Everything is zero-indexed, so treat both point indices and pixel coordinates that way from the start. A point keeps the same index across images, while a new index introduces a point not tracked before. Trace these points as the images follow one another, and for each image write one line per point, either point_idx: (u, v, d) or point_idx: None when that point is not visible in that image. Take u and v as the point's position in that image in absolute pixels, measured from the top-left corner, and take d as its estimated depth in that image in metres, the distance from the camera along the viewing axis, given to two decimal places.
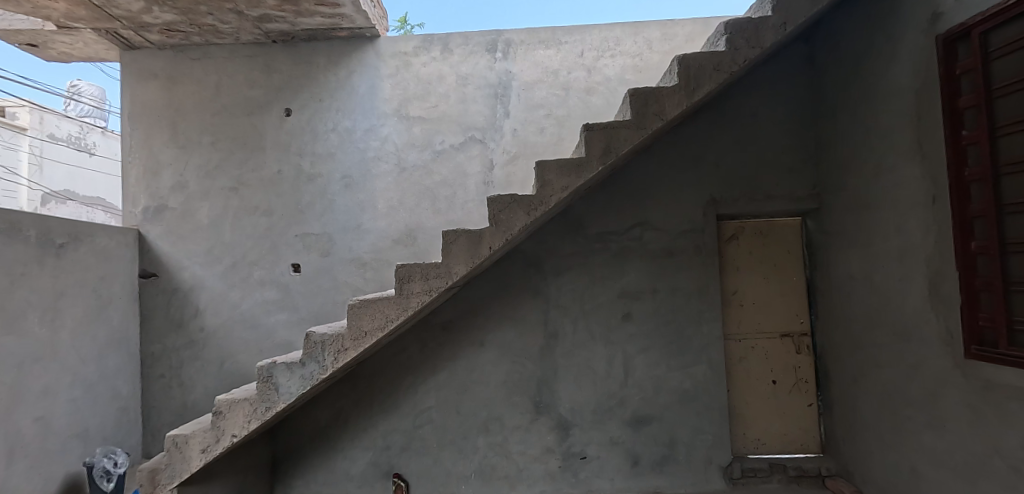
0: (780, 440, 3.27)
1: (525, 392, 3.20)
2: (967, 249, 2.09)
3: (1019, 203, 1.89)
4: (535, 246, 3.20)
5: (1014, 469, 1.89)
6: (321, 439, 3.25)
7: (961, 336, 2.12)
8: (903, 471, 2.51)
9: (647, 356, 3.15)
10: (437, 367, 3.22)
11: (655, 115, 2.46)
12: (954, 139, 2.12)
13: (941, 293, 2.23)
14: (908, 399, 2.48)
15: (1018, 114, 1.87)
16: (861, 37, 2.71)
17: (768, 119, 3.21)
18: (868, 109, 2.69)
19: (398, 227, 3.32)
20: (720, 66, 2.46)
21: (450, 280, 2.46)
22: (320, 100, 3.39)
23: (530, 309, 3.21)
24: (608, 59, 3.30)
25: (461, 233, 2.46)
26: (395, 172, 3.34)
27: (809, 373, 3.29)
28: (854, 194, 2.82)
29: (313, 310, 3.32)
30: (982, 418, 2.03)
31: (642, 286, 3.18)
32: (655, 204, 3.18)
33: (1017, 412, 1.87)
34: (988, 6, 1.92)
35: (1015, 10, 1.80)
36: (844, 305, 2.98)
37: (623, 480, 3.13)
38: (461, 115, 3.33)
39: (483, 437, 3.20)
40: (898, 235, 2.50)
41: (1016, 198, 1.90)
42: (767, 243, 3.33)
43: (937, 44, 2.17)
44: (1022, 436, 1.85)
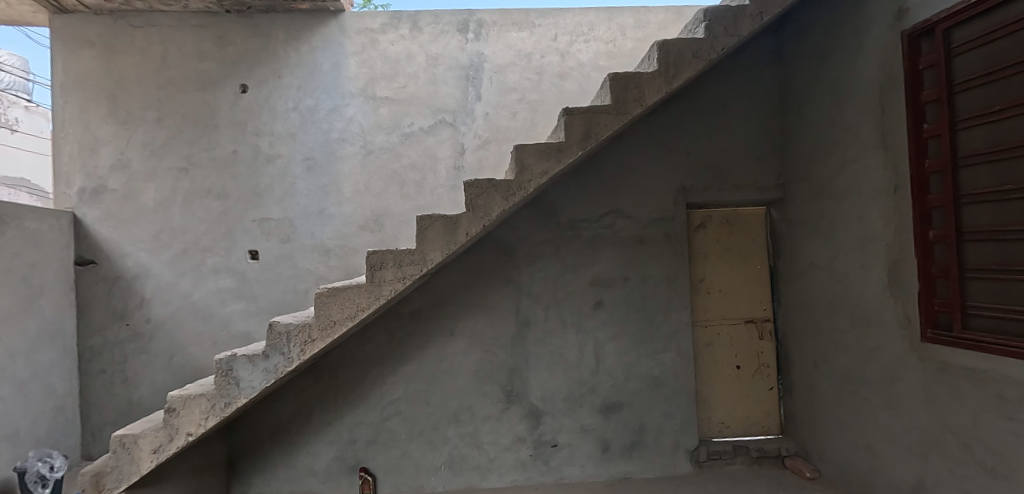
0: (742, 423, 3.37)
1: (496, 381, 3.15)
2: (925, 238, 2.29)
3: (975, 193, 2.10)
4: (508, 234, 3.14)
5: (967, 445, 2.11)
6: (282, 434, 3.10)
7: (918, 320, 2.33)
8: (859, 449, 2.71)
9: (617, 343, 3.16)
10: (406, 357, 3.14)
11: (635, 101, 2.59)
12: (916, 132, 2.31)
13: (900, 278, 2.43)
14: (866, 380, 2.66)
15: (979, 108, 2.06)
16: (831, 29, 2.80)
17: (738, 109, 3.25)
18: (835, 101, 2.81)
19: (364, 213, 3.18)
20: (698, 53, 2.60)
21: (423, 267, 2.55)
22: (279, 77, 3.18)
23: (502, 298, 3.16)
24: (582, 44, 3.26)
25: (436, 219, 2.55)
26: (361, 155, 3.19)
27: (770, 358, 3.40)
28: (820, 184, 2.94)
29: (273, 300, 3.15)
30: (938, 398, 2.24)
31: (613, 274, 3.17)
32: (628, 192, 3.17)
33: (971, 392, 2.08)
34: (952, 4, 2.10)
35: (983, 6, 1.97)
36: (806, 291, 3.10)
37: (593, 467, 3.13)
38: (430, 97, 3.21)
39: (454, 428, 3.14)
40: (860, 224, 2.66)
41: (973, 188, 2.11)
42: (733, 231, 3.40)
43: (903, 39, 2.35)
44: (974, 413, 2.07)
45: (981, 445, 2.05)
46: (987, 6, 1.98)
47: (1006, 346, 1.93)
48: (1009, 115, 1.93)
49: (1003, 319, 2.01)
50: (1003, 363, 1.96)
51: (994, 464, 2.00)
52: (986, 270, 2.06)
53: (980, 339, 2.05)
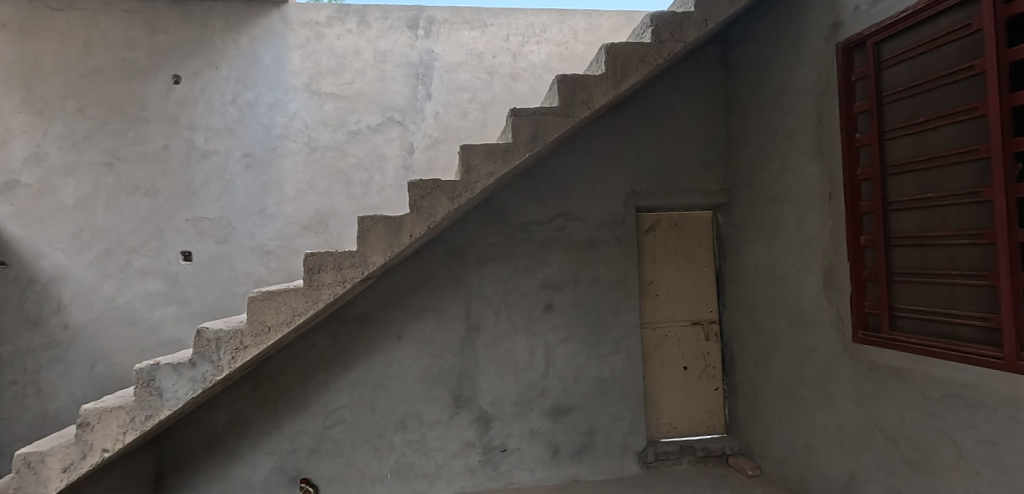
0: (689, 423, 3.42)
1: (444, 386, 3.09)
2: (857, 242, 2.38)
3: (902, 200, 2.20)
4: (457, 235, 3.09)
5: (894, 441, 2.21)
6: (216, 445, 2.93)
7: (850, 322, 2.42)
8: (797, 447, 2.80)
9: (567, 346, 3.16)
10: (351, 362, 3.04)
11: (583, 103, 2.58)
12: (849, 141, 2.40)
13: (834, 281, 2.52)
14: (803, 380, 2.75)
15: (904, 119, 2.17)
16: (772, 38, 2.89)
17: (686, 115, 3.31)
18: (776, 109, 2.90)
19: (307, 213, 3.06)
20: (645, 58, 2.62)
21: (365, 270, 2.47)
22: (216, 69, 3.02)
23: (452, 300, 3.10)
24: (534, 45, 3.24)
25: (379, 220, 2.48)
26: (304, 152, 3.07)
27: (716, 359, 3.48)
28: (763, 189, 3.02)
29: (207, 304, 2.98)
30: (868, 396, 2.33)
31: (564, 277, 3.16)
32: (578, 194, 3.17)
33: (898, 389, 2.18)
34: (883, 18, 2.19)
35: (911, 21, 2.07)
36: (749, 293, 3.18)
37: (543, 471, 3.11)
38: (378, 94, 3.12)
39: (401, 434, 3.06)
40: (798, 228, 2.75)
41: (900, 196, 2.21)
42: (681, 235, 3.45)
43: (837, 51, 2.44)
44: (900, 410, 2.17)
45: (906, 441, 2.15)
46: (914, 21, 2.08)
47: (929, 346, 2.04)
48: (933, 126, 2.03)
49: (927, 321, 2.12)
50: (927, 363, 2.05)
51: (917, 459, 2.10)
52: (911, 273, 2.16)
53: (905, 340, 2.15)
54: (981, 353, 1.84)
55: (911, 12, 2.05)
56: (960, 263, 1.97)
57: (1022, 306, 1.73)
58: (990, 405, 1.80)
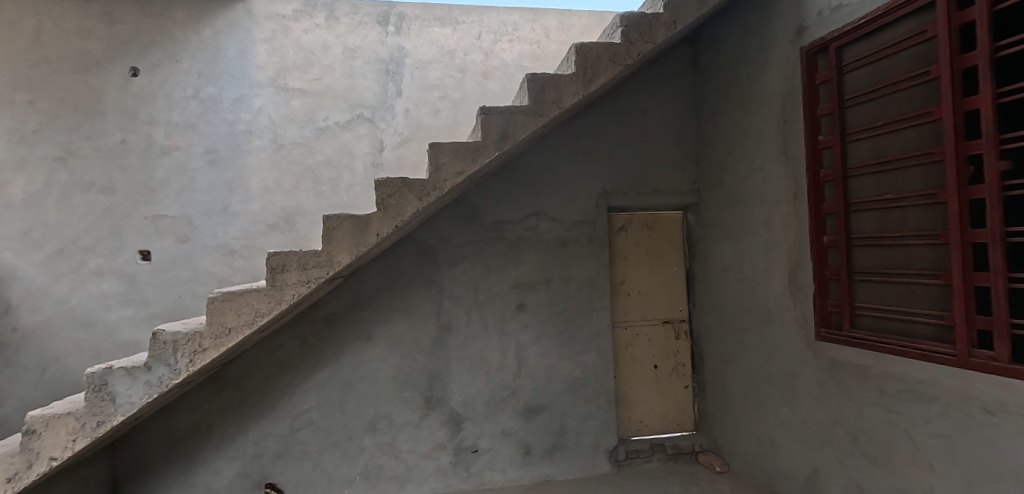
0: (660, 421, 3.46)
1: (415, 387, 3.05)
2: (820, 243, 2.44)
3: (863, 202, 2.25)
4: (428, 235, 3.05)
5: (854, 436, 2.26)
6: (177, 451, 2.84)
7: (814, 321, 2.47)
8: (763, 443, 2.85)
9: (539, 346, 3.15)
10: (319, 364, 2.97)
11: (553, 103, 2.58)
12: (813, 143, 2.45)
13: (798, 281, 2.57)
14: (769, 377, 2.80)
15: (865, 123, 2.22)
16: (740, 41, 2.93)
17: (657, 116, 3.34)
18: (743, 111, 2.94)
19: (273, 211, 2.99)
20: (615, 58, 2.63)
21: (330, 270, 2.42)
22: (177, 61, 2.92)
23: (423, 300, 3.06)
24: (506, 44, 3.22)
25: (345, 219, 2.43)
26: (270, 149, 2.99)
27: (686, 357, 3.52)
28: (731, 189, 3.07)
29: (168, 305, 2.89)
30: (830, 392, 2.38)
31: (536, 276, 3.16)
32: (550, 194, 3.17)
33: (858, 386, 2.23)
34: (845, 23, 2.24)
35: (873, 26, 2.12)
36: (718, 292, 3.23)
37: (514, 471, 3.10)
38: (347, 91, 3.06)
39: (370, 437, 3.01)
40: (765, 228, 2.80)
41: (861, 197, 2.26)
42: (652, 234, 3.48)
43: (802, 55, 2.49)
44: (859, 406, 2.23)
45: (865, 436, 2.20)
46: (874, 27, 2.13)
47: (888, 343, 2.09)
48: (892, 129, 2.08)
49: (886, 319, 2.18)
50: (885, 360, 2.10)
51: (876, 453, 2.15)
52: (871, 273, 2.22)
53: (866, 338, 2.20)
54: (936, 350, 1.90)
55: (872, 17, 2.10)
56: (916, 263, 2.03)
57: (974, 305, 1.79)
58: (943, 400, 1.86)
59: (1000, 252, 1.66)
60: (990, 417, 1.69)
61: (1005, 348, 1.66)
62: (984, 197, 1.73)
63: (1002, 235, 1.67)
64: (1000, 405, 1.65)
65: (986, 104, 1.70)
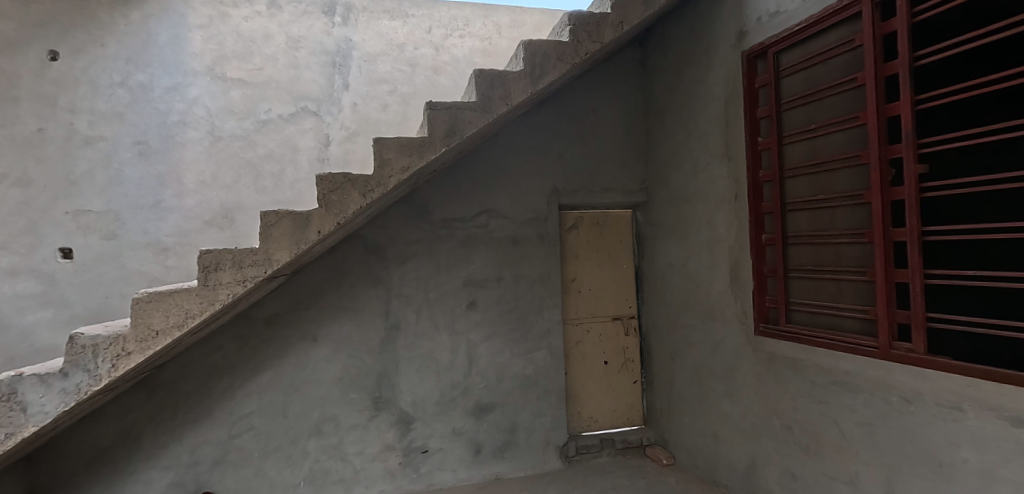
0: (610, 416, 3.51)
1: (363, 388, 2.98)
2: (759, 241, 2.52)
3: (797, 202, 2.35)
4: (376, 232, 2.99)
5: (788, 426, 2.35)
6: (102, 462, 2.67)
7: (752, 316, 2.56)
8: (706, 435, 2.94)
9: (490, 344, 3.14)
10: (260, 366, 2.86)
11: (501, 99, 2.56)
12: (753, 144, 2.53)
13: (738, 278, 2.66)
14: (712, 371, 2.88)
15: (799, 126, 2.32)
16: (685, 44, 3.01)
17: (607, 115, 3.39)
18: (689, 112, 3.02)
19: (210, 207, 2.85)
20: (563, 57, 2.64)
21: (268, 269, 2.33)
22: (102, 46, 2.74)
23: (371, 299, 3.00)
24: (457, 39, 3.19)
25: (284, 215, 2.34)
26: (207, 141, 2.85)
27: (635, 353, 3.59)
28: (677, 189, 3.14)
29: (92, 306, 2.71)
30: (767, 385, 2.47)
31: (487, 274, 3.14)
32: (500, 191, 3.15)
33: (792, 378, 2.33)
34: (782, 29, 2.33)
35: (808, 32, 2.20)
36: (665, 289, 3.31)
37: (465, 470, 3.08)
38: (291, 82, 2.95)
39: (315, 440, 2.92)
40: (708, 227, 2.88)
41: (796, 198, 2.36)
42: (603, 232, 3.53)
43: (743, 59, 2.57)
44: (793, 398, 2.32)
45: (798, 426, 2.30)
46: (808, 34, 2.22)
47: (820, 337, 2.19)
48: (824, 132, 2.17)
49: (817, 314, 2.28)
50: (816, 353, 2.20)
51: (808, 442, 2.25)
52: (805, 270, 2.32)
53: (799, 332, 2.30)
54: (861, 343, 2.00)
55: (808, 24, 2.19)
56: (846, 260, 2.12)
57: (895, 300, 1.90)
58: (868, 390, 1.97)
59: (918, 250, 1.76)
60: (909, 406, 1.81)
61: (922, 340, 1.77)
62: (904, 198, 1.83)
63: (919, 235, 1.77)
64: (918, 394, 1.77)
65: (907, 110, 1.80)
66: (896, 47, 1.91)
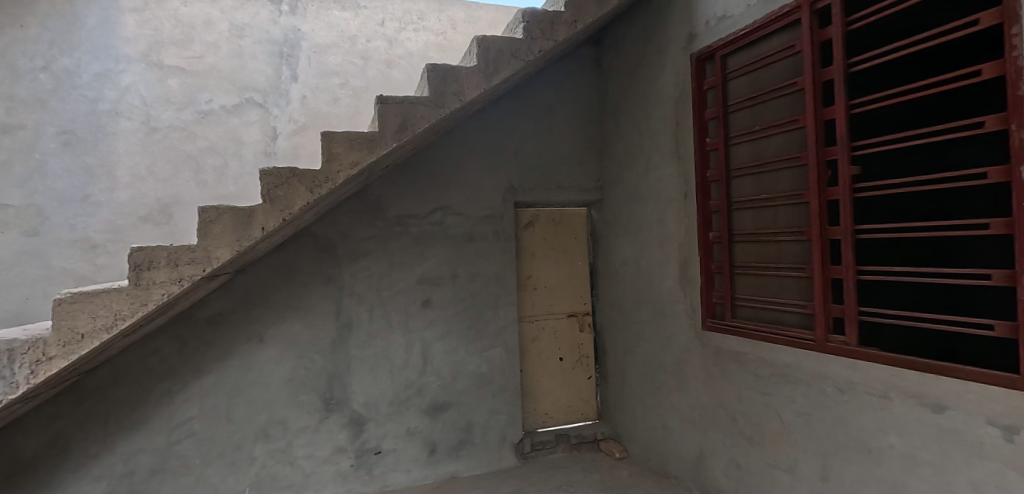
0: (565, 412, 3.55)
1: (313, 390, 2.89)
2: (707, 239, 2.60)
3: (742, 201, 2.43)
4: (326, 228, 2.90)
5: (733, 418, 2.44)
6: (23, 475, 2.48)
7: (701, 312, 2.63)
8: (657, 428, 3.01)
9: (445, 342, 3.11)
10: (202, 369, 2.73)
11: (454, 95, 2.51)
12: (702, 145, 2.60)
13: (688, 275, 2.73)
14: (663, 366, 2.95)
15: (744, 127, 2.39)
16: (638, 45, 3.07)
17: (562, 114, 3.41)
18: (641, 112, 3.08)
19: (146, 201, 2.70)
20: (517, 53, 2.62)
21: (206, 267, 2.20)
22: (21, 26, 2.53)
23: (321, 298, 2.91)
24: (411, 33, 3.16)
25: (224, 211, 2.21)
26: (142, 132, 2.69)
27: (590, 349, 3.64)
28: (630, 187, 3.20)
29: (10, 308, 2.50)
30: (715, 378, 2.55)
31: (442, 272, 3.11)
32: (456, 188, 3.12)
33: (737, 372, 2.41)
34: (729, 33, 2.40)
35: (752, 37, 2.28)
36: (618, 286, 3.37)
37: (419, 471, 3.04)
38: (234, 72, 2.83)
39: (262, 445, 2.81)
40: (660, 225, 2.94)
41: (741, 197, 2.44)
42: (558, 230, 3.56)
43: (692, 61, 2.63)
44: (738, 390, 2.40)
45: (743, 417, 2.38)
46: (753, 38, 2.29)
47: (763, 331, 2.28)
48: (766, 134, 2.26)
49: (759, 309, 2.36)
50: (758, 346, 2.29)
51: (751, 432, 2.34)
52: (749, 267, 2.40)
53: (743, 327, 2.38)
54: (800, 336, 2.09)
55: (753, 29, 2.26)
56: (787, 257, 2.21)
57: (830, 295, 1.99)
58: (805, 382, 2.06)
59: (851, 248, 1.85)
60: (842, 395, 1.90)
61: (855, 333, 1.86)
62: (839, 198, 1.91)
63: (853, 233, 1.86)
64: (851, 384, 1.86)
65: (842, 115, 1.88)
66: (832, 54, 2.00)
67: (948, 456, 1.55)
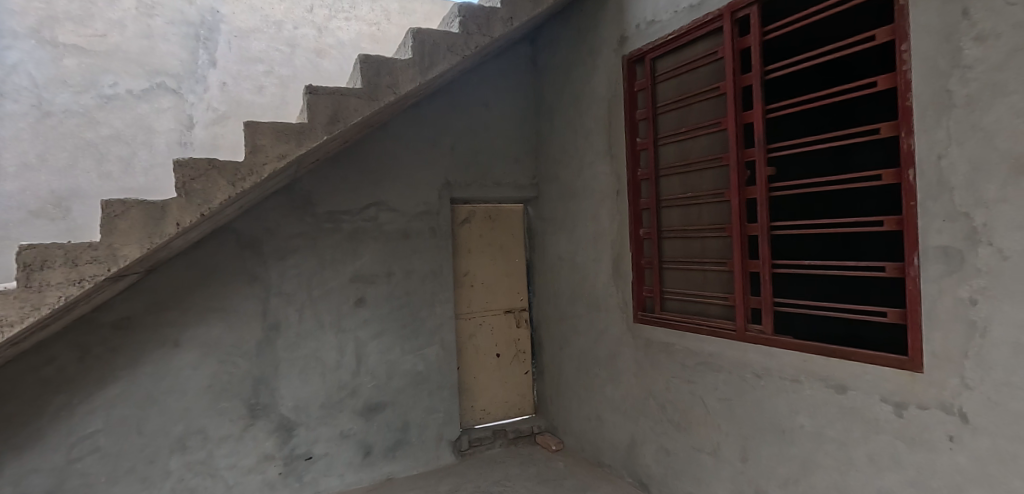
0: (502, 407, 3.58)
1: (236, 396, 2.72)
2: (638, 235, 2.69)
3: (670, 199, 2.53)
4: (250, 224, 2.74)
5: (663, 406, 2.54)
6: None
7: (632, 305, 2.73)
8: (591, 419, 3.09)
9: (380, 342, 3.03)
10: (107, 378, 2.49)
11: (388, 88, 2.41)
12: (633, 145, 2.70)
13: (620, 270, 2.81)
14: (597, 358, 3.03)
15: (671, 128, 2.50)
16: (572, 46, 3.13)
17: (499, 111, 3.42)
18: (575, 111, 3.14)
19: (37, 193, 2.42)
20: (453, 48, 2.58)
21: (114, 267, 1.93)
22: None
23: (244, 298, 2.74)
24: (342, 21, 3.07)
25: (133, 205, 1.95)
26: (31, 116, 2.40)
27: (526, 345, 3.68)
28: (564, 185, 3.26)
29: None
30: (647, 369, 2.64)
31: (376, 270, 3.03)
32: (390, 183, 3.06)
33: (666, 362, 2.51)
34: (657, 38, 2.50)
35: (678, 43, 2.39)
36: (554, 282, 3.42)
37: (353, 474, 2.95)
38: (143, 54, 2.61)
39: (178, 457, 2.61)
40: (594, 222, 3.02)
41: (668, 195, 2.55)
42: (495, 227, 3.56)
43: (624, 63, 2.71)
44: (667, 379, 2.51)
45: (671, 405, 2.49)
46: (679, 44, 2.40)
47: (689, 322, 2.39)
48: (692, 135, 2.36)
49: (684, 301, 2.48)
50: (685, 337, 2.41)
51: (679, 419, 2.45)
52: (676, 261, 2.52)
53: (671, 319, 2.50)
54: (722, 326, 2.21)
55: (679, 35, 2.37)
56: (709, 252, 2.33)
57: (748, 287, 2.12)
58: (727, 369, 2.18)
59: (767, 244, 1.97)
60: (759, 380, 2.03)
61: (770, 322, 1.99)
62: (757, 197, 2.03)
63: (769, 230, 1.98)
64: (768, 370, 1.99)
65: (759, 119, 2.00)
66: (750, 62, 2.13)
67: (849, 432, 1.69)
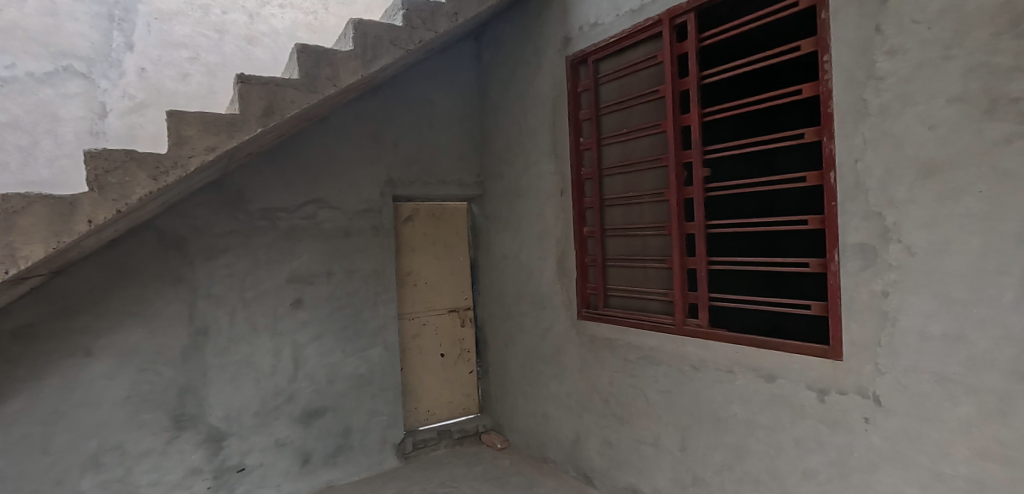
0: (447, 407, 3.55)
1: (158, 407, 2.52)
2: (582, 233, 2.73)
3: (612, 198, 2.59)
4: (174, 222, 2.54)
5: (606, 400, 2.60)
6: None
7: (577, 302, 2.77)
8: (536, 416, 3.12)
9: (319, 345, 2.92)
10: (6, 393, 2.20)
11: (328, 80, 2.29)
12: (577, 145, 2.74)
13: (565, 268, 2.85)
14: (542, 356, 3.06)
15: (613, 129, 2.55)
16: (516, 45, 3.14)
17: (443, 108, 3.39)
18: (519, 110, 3.16)
19: None
20: (396, 41, 2.48)
21: (13, 269, 1.71)
22: None
23: (167, 301, 2.54)
24: (276, 9, 2.92)
25: (35, 199, 1.73)
26: None
27: (471, 344, 3.66)
28: (509, 183, 3.27)
29: None
30: (591, 365, 2.69)
31: (315, 269, 2.91)
32: (329, 180, 2.94)
33: (609, 357, 2.57)
34: (600, 40, 2.54)
35: (619, 46, 2.44)
36: (498, 280, 3.42)
37: (290, 483, 2.83)
38: (45, 33, 2.35)
39: (92, 476, 2.38)
40: (539, 220, 3.04)
41: (611, 194, 2.60)
42: (438, 225, 3.52)
43: (569, 64, 2.74)
44: (609, 374, 2.57)
45: (614, 399, 2.55)
46: (621, 47, 2.45)
47: (631, 318, 2.46)
48: (633, 136, 2.43)
49: (626, 298, 2.55)
50: (626, 333, 2.47)
51: (621, 412, 2.51)
52: (618, 259, 2.58)
53: (614, 315, 2.55)
54: (661, 322, 2.28)
55: (620, 38, 2.42)
56: (650, 250, 2.40)
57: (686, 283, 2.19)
58: (667, 363, 2.25)
59: (703, 241, 2.05)
60: (697, 372, 2.11)
61: (707, 316, 2.07)
62: (693, 197, 2.11)
63: (705, 228, 2.06)
64: (703, 362, 2.07)
65: (695, 121, 2.08)
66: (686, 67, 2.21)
67: (778, 418, 1.79)
